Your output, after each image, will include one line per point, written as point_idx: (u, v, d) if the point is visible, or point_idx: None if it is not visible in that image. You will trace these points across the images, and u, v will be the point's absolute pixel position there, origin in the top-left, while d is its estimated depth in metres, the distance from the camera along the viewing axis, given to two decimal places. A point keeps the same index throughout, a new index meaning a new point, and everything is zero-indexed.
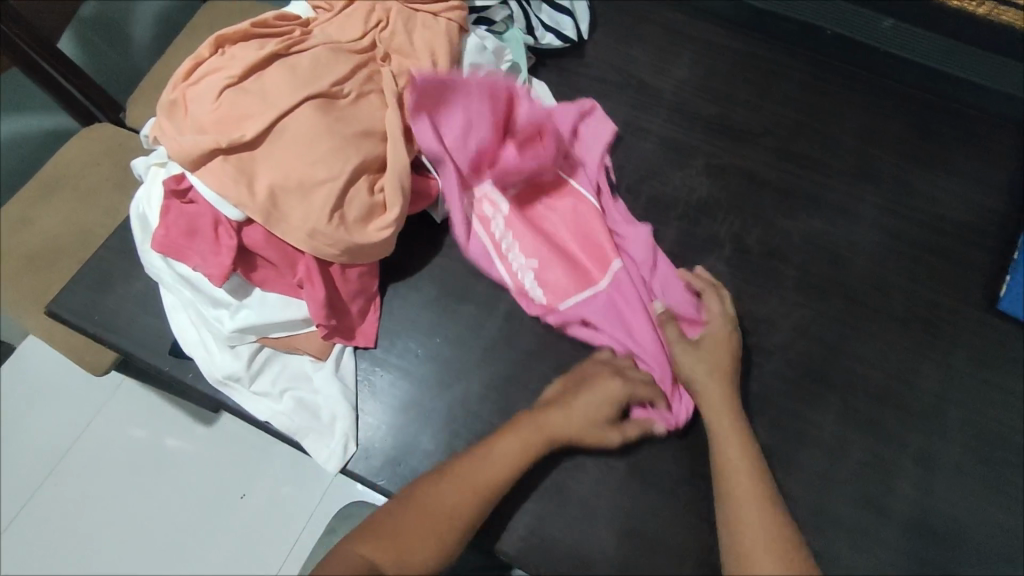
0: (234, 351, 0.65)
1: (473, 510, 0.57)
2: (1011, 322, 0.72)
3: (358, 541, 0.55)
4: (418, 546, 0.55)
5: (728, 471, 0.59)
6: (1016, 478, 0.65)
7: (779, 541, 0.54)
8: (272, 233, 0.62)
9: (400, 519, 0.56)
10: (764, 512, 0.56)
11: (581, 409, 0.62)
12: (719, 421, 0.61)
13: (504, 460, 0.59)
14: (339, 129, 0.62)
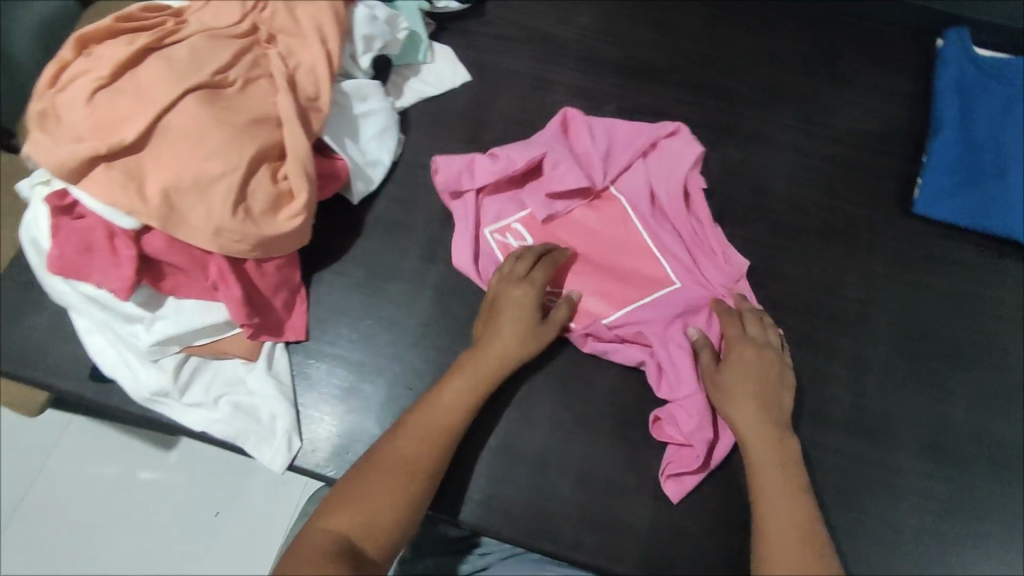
0: (159, 366, 0.63)
1: (426, 461, 0.57)
2: (922, 220, 0.75)
3: (320, 516, 0.53)
4: (381, 508, 0.54)
5: (762, 498, 0.56)
6: (943, 366, 0.68)
7: (807, 559, 0.52)
8: (175, 238, 0.59)
9: (360, 492, 0.54)
10: (798, 539, 0.53)
11: (508, 320, 0.63)
12: (756, 445, 0.58)
13: (450, 397, 0.60)
14: (228, 120, 0.59)
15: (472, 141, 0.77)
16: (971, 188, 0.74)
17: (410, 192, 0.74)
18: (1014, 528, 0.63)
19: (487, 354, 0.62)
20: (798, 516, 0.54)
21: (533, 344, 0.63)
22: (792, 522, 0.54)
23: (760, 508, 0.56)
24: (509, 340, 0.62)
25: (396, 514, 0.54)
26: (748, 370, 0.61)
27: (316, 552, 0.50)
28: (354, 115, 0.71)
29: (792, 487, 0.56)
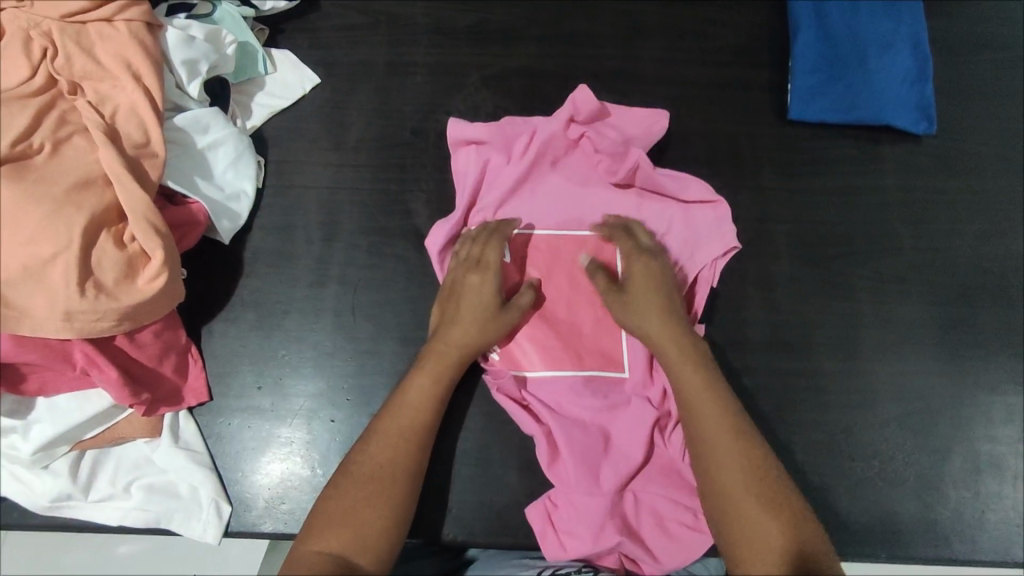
0: (52, 471, 0.58)
1: (405, 476, 0.55)
2: (798, 127, 0.75)
3: (303, 545, 0.51)
4: (369, 525, 0.52)
5: (685, 393, 0.57)
6: (843, 265, 0.70)
7: (737, 447, 0.55)
8: (22, 335, 0.53)
9: (341, 513, 0.52)
10: (727, 435, 0.55)
11: (467, 304, 0.61)
12: (672, 355, 0.59)
13: (420, 392, 0.58)
14: (44, 193, 0.53)
15: (336, 146, 0.72)
16: (837, 83, 0.75)
17: (284, 217, 0.69)
18: (932, 401, 0.66)
19: (453, 347, 0.60)
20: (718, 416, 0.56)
21: (490, 332, 0.60)
22: (717, 409, 0.56)
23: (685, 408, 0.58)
24: (471, 326, 0.60)
25: (387, 523, 0.53)
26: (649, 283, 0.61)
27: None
28: (199, 150, 0.64)
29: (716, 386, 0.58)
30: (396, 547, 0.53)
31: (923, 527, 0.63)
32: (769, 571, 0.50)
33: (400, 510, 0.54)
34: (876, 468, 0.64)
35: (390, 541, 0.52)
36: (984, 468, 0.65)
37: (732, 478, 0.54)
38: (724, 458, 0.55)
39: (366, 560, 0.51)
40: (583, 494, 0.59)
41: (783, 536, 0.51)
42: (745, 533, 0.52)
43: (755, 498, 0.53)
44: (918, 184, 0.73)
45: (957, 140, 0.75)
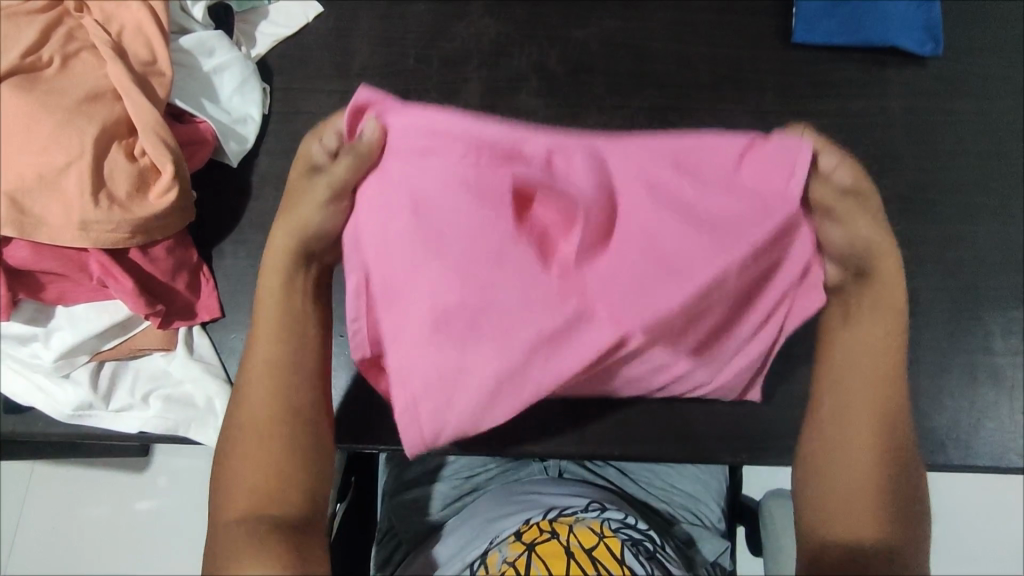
0: (73, 380, 0.60)
1: (294, 353, 0.55)
2: (803, 51, 0.75)
3: (229, 458, 0.52)
4: (255, 431, 0.52)
5: (844, 372, 0.55)
6: None
7: (879, 425, 0.53)
8: (39, 244, 0.55)
9: (251, 419, 0.53)
10: (875, 401, 0.53)
11: (297, 190, 0.58)
12: (863, 340, 0.56)
13: (295, 189, 0.58)
14: (56, 104, 0.54)
15: (340, 74, 0.73)
16: (843, 5, 0.74)
17: (290, 142, 0.70)
18: (931, 316, 0.67)
19: (276, 254, 0.58)
20: (873, 398, 0.54)
21: (316, 204, 0.56)
22: (875, 396, 0.53)
23: (841, 369, 0.55)
24: (298, 220, 0.57)
25: (280, 413, 0.53)
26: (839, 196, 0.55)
27: (244, 496, 0.50)
28: (206, 74, 0.66)
29: (892, 374, 0.54)
30: (270, 480, 0.50)
31: (921, 434, 0.64)
32: (845, 533, 0.50)
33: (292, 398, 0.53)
34: None
35: (268, 466, 0.51)
36: (982, 379, 0.66)
37: (855, 452, 0.52)
38: (858, 438, 0.53)
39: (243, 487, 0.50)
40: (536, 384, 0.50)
41: (874, 509, 0.50)
42: (834, 497, 0.51)
43: (873, 472, 0.51)
44: (923, 105, 0.73)
45: (962, 60, 0.74)
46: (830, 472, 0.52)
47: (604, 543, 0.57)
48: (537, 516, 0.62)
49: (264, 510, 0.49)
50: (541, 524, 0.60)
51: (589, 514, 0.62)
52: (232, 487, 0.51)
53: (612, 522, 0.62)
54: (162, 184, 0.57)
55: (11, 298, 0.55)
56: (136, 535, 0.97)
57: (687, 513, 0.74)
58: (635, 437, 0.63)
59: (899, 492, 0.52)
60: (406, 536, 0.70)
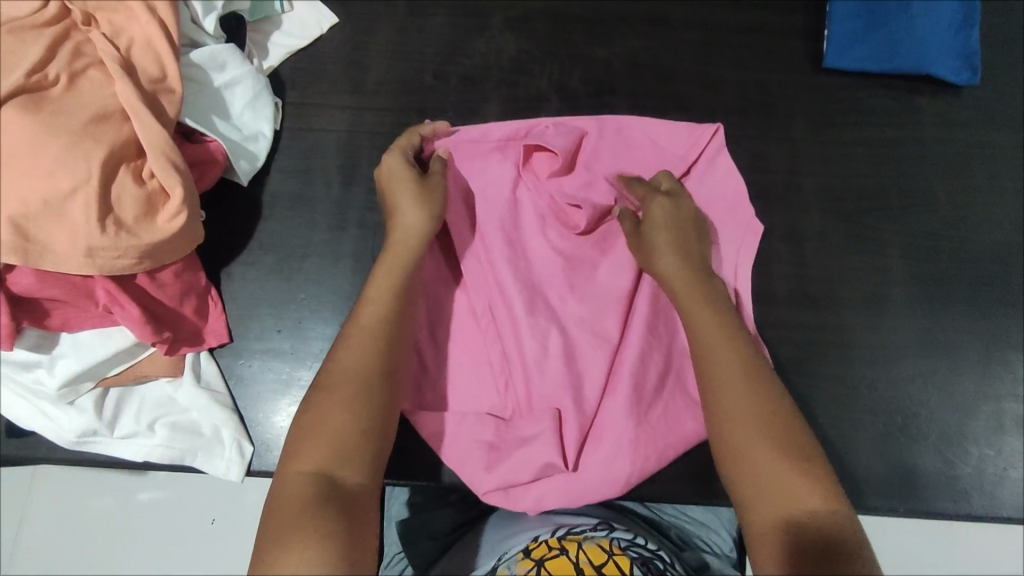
0: (78, 407, 0.58)
1: (392, 333, 0.55)
2: (833, 77, 0.72)
3: (315, 407, 0.50)
4: (348, 391, 0.51)
5: (700, 343, 0.55)
6: (874, 221, 0.68)
7: (764, 412, 0.51)
8: (44, 271, 0.53)
9: (339, 382, 0.51)
10: (744, 381, 0.53)
11: (398, 187, 0.60)
12: (707, 331, 0.55)
13: (397, 187, 0.60)
14: (62, 126, 0.52)
15: (354, 89, 0.70)
16: (878, 30, 0.71)
17: (302, 160, 0.68)
18: (958, 359, 0.65)
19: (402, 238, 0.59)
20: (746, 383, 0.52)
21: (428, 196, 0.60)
22: (739, 364, 0.53)
23: (705, 361, 0.54)
24: (412, 209, 0.59)
25: (376, 383, 0.52)
26: (669, 224, 0.60)
27: (317, 457, 0.48)
28: (216, 89, 0.63)
29: (736, 333, 0.55)
30: (350, 446, 0.49)
31: (945, 482, 0.63)
32: (778, 512, 0.47)
33: (380, 378, 0.52)
34: (897, 425, 0.64)
35: (350, 431, 0.49)
36: (1009, 426, 0.64)
37: (744, 433, 0.50)
38: (741, 407, 0.51)
39: (319, 448, 0.48)
40: (590, 419, 0.61)
41: (793, 484, 0.48)
42: (755, 484, 0.49)
43: (773, 448, 0.49)
44: (957, 137, 0.71)
45: (1000, 91, 0.71)
46: (746, 460, 0.50)
47: (613, 559, 0.54)
48: (545, 534, 0.60)
49: (333, 472, 0.48)
50: (549, 542, 0.57)
51: (597, 533, 0.59)
52: (304, 446, 0.49)
53: (621, 541, 0.59)
54: (171, 206, 0.55)
55: (15, 326, 0.53)
56: (140, 532, 0.94)
57: (698, 541, 0.73)
58: (651, 479, 0.62)
59: (810, 458, 0.49)
60: (414, 558, 0.69)
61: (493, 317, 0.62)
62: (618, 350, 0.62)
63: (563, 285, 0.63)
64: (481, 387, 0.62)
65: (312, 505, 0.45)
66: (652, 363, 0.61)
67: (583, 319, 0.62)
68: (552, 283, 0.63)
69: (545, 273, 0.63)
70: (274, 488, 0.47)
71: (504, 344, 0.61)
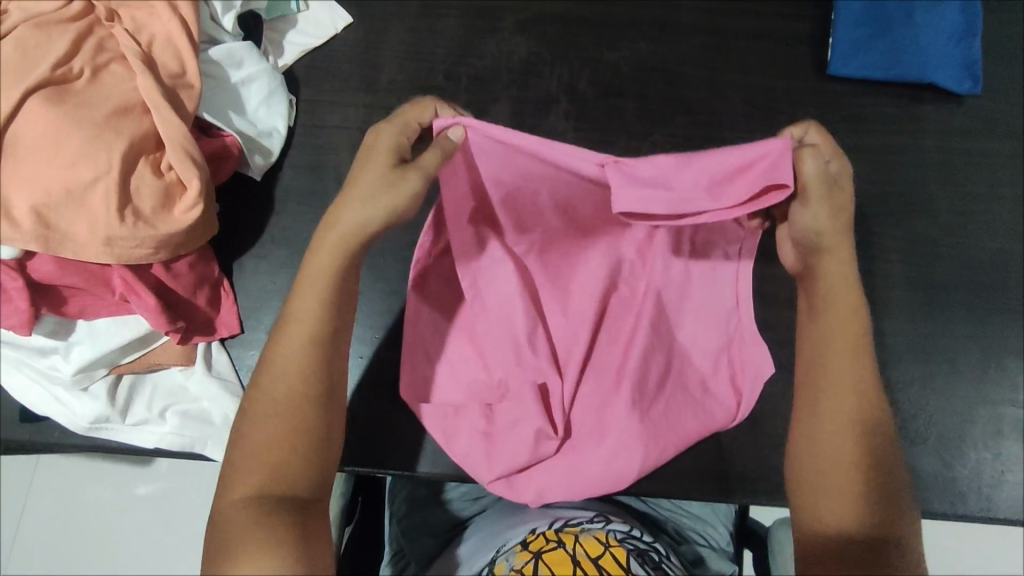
0: (91, 393, 0.60)
1: (324, 346, 0.52)
2: (838, 84, 0.74)
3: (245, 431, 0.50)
4: (275, 415, 0.50)
5: (819, 349, 0.53)
6: (876, 226, 0.69)
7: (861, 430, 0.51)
8: (64, 258, 0.54)
9: (269, 402, 0.50)
10: (856, 396, 0.51)
11: (368, 173, 0.52)
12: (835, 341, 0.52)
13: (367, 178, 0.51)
14: (85, 117, 0.53)
15: (367, 88, 0.72)
16: (882, 39, 0.73)
17: (315, 156, 0.69)
18: (958, 363, 0.66)
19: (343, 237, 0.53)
20: (857, 399, 0.51)
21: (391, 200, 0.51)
22: (853, 377, 0.52)
23: (825, 370, 0.52)
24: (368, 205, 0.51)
25: (304, 402, 0.50)
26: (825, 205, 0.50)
27: (253, 483, 0.48)
28: (233, 85, 0.65)
29: (860, 342, 0.53)
30: (285, 470, 0.49)
31: (943, 483, 0.63)
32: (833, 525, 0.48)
33: (313, 391, 0.51)
34: (897, 427, 0.65)
35: (284, 454, 0.49)
36: (1007, 431, 0.65)
37: (837, 451, 0.50)
38: (842, 420, 0.51)
39: (255, 475, 0.49)
40: (592, 419, 0.62)
41: (857, 492, 0.49)
42: (828, 487, 0.49)
43: (858, 469, 0.49)
44: (959, 145, 0.72)
45: (1001, 101, 0.73)
46: (833, 475, 0.49)
47: (609, 552, 0.55)
48: (543, 525, 0.61)
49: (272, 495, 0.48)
50: (547, 534, 0.58)
51: (594, 526, 0.60)
52: (242, 466, 0.49)
53: (617, 533, 0.60)
54: (187, 198, 0.57)
55: (33, 312, 0.54)
56: (137, 526, 0.95)
57: (694, 534, 0.73)
58: (652, 476, 0.63)
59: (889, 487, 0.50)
60: (415, 553, 0.68)
61: (499, 322, 0.60)
62: (621, 352, 0.62)
63: (569, 289, 0.62)
64: (484, 388, 0.62)
65: (259, 521, 0.46)
66: (655, 364, 0.62)
67: (587, 321, 0.62)
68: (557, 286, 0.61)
69: (549, 278, 0.61)
70: (216, 513, 0.48)
71: (507, 349, 0.60)
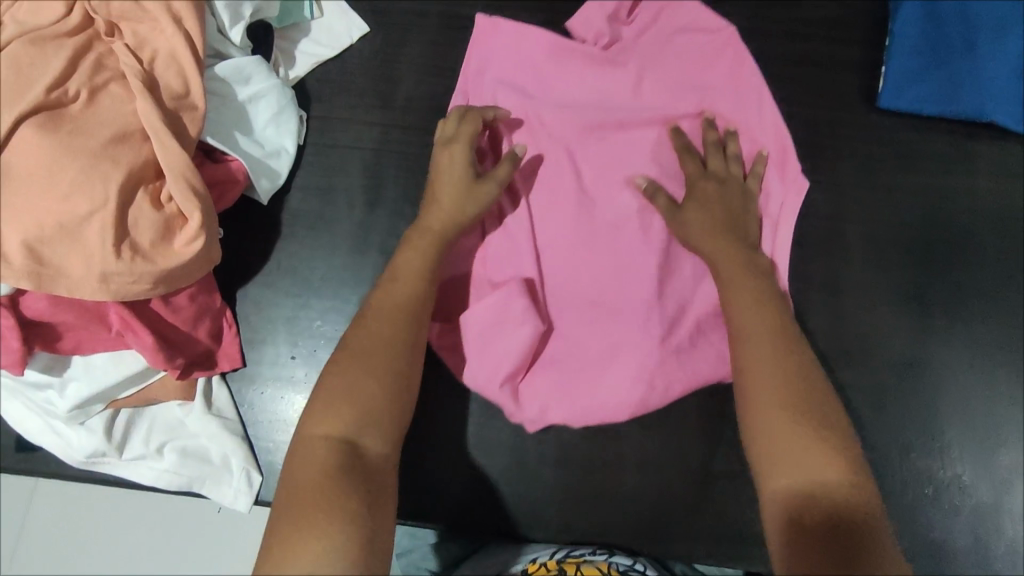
0: (88, 428, 0.57)
1: (414, 315, 0.53)
2: (888, 117, 0.68)
3: (330, 384, 0.48)
4: (371, 378, 0.49)
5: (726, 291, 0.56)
6: (920, 276, 0.65)
7: (789, 366, 0.50)
8: (58, 294, 0.52)
9: (366, 346, 0.50)
10: (772, 341, 0.52)
11: (444, 178, 0.58)
12: (732, 274, 0.56)
13: (444, 179, 0.58)
14: (79, 146, 0.50)
15: (382, 106, 0.67)
16: (939, 68, 0.67)
17: (325, 177, 0.65)
18: (999, 428, 0.62)
19: (433, 227, 0.57)
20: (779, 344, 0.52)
21: (470, 204, 0.57)
22: (770, 320, 0.53)
23: (741, 322, 0.54)
24: (451, 206, 0.57)
25: (399, 357, 0.51)
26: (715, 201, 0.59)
27: (337, 424, 0.46)
28: (240, 103, 0.61)
29: (774, 305, 0.54)
30: (379, 425, 0.47)
31: (975, 557, 0.60)
32: (794, 483, 0.45)
33: (408, 348, 0.51)
34: (928, 496, 0.61)
35: (382, 410, 0.48)
36: None
37: (770, 399, 0.49)
38: (763, 361, 0.51)
39: (333, 426, 0.46)
40: (611, 346, 0.60)
41: (814, 446, 0.46)
42: (765, 431, 0.48)
43: (798, 414, 0.48)
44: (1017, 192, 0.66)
45: None
46: (768, 432, 0.48)
47: None
48: (545, 554, 0.60)
49: (354, 441, 0.46)
50: (549, 564, 0.58)
51: (597, 557, 0.59)
52: (322, 407, 0.47)
53: (620, 566, 0.58)
54: (187, 231, 0.53)
55: (26, 350, 0.52)
56: None
57: None
58: (667, 534, 0.60)
59: (841, 433, 0.47)
60: None
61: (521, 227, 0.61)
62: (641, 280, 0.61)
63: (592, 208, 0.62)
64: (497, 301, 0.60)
65: (339, 472, 0.44)
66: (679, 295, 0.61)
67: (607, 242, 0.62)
68: (581, 206, 0.62)
69: (574, 202, 0.62)
70: (290, 455, 0.46)
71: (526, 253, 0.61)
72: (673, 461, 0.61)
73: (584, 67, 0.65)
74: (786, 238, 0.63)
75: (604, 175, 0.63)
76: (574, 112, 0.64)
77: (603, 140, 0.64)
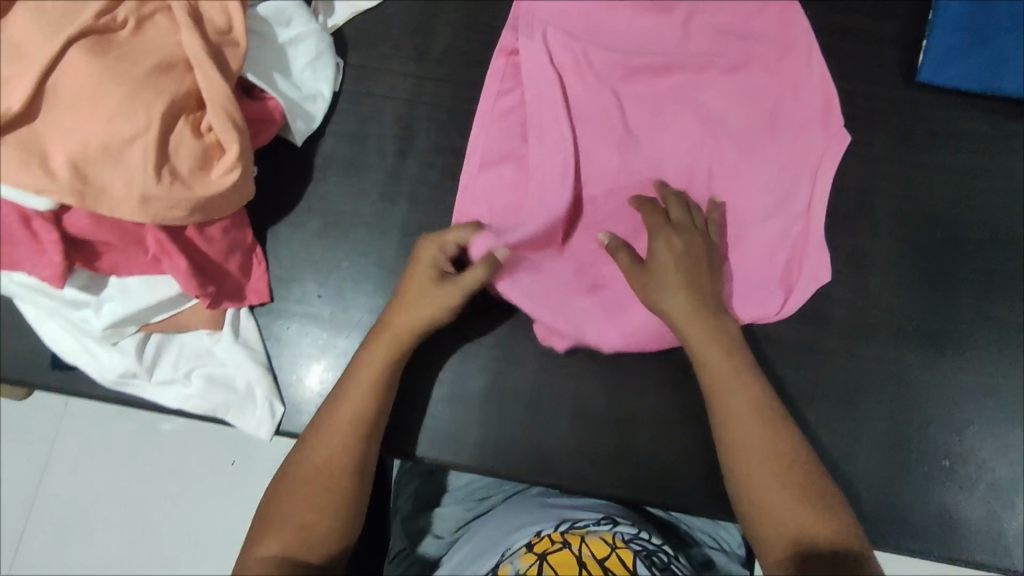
0: (120, 349, 0.60)
1: (373, 418, 0.55)
2: (926, 93, 0.67)
3: (280, 494, 0.52)
4: (314, 493, 0.52)
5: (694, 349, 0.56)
6: (950, 253, 0.64)
7: (764, 425, 0.53)
8: (99, 214, 0.54)
9: (312, 461, 0.53)
10: (747, 399, 0.54)
11: (409, 289, 0.58)
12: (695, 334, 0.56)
13: (407, 293, 0.58)
14: (126, 71, 0.52)
15: (418, 57, 0.68)
16: (982, 47, 0.66)
17: (358, 124, 0.67)
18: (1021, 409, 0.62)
19: (392, 330, 0.57)
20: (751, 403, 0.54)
21: (439, 307, 0.57)
22: (740, 385, 0.54)
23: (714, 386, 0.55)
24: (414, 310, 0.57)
25: (349, 470, 0.53)
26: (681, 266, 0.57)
27: (283, 542, 0.50)
28: (280, 44, 0.62)
29: (741, 364, 0.55)
30: (325, 533, 0.51)
31: (988, 535, 0.60)
32: (781, 544, 0.49)
33: (359, 453, 0.54)
34: (944, 470, 0.61)
35: (327, 523, 0.51)
36: None
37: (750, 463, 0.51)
38: (738, 432, 0.53)
39: (280, 537, 0.50)
40: None
41: (796, 507, 0.49)
42: (751, 495, 0.51)
43: (776, 476, 0.51)
44: None
45: None
46: (749, 493, 0.51)
47: (616, 553, 0.52)
48: (548, 528, 0.58)
49: (297, 553, 0.49)
50: (552, 535, 0.56)
51: (601, 527, 0.57)
52: (269, 523, 0.51)
53: (625, 535, 0.57)
54: (223, 161, 0.55)
55: (67, 266, 0.54)
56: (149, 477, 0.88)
57: (704, 535, 0.69)
58: (677, 491, 0.61)
59: (816, 489, 0.50)
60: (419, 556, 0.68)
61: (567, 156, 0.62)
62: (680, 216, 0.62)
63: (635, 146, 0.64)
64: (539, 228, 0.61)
65: None
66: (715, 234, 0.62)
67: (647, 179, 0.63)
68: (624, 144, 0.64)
69: (617, 141, 0.64)
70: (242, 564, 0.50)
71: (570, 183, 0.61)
72: (686, 419, 0.62)
73: (634, 13, 0.67)
74: (822, 186, 0.63)
75: (646, 116, 0.65)
76: (621, 55, 0.66)
77: (651, 84, 0.65)
